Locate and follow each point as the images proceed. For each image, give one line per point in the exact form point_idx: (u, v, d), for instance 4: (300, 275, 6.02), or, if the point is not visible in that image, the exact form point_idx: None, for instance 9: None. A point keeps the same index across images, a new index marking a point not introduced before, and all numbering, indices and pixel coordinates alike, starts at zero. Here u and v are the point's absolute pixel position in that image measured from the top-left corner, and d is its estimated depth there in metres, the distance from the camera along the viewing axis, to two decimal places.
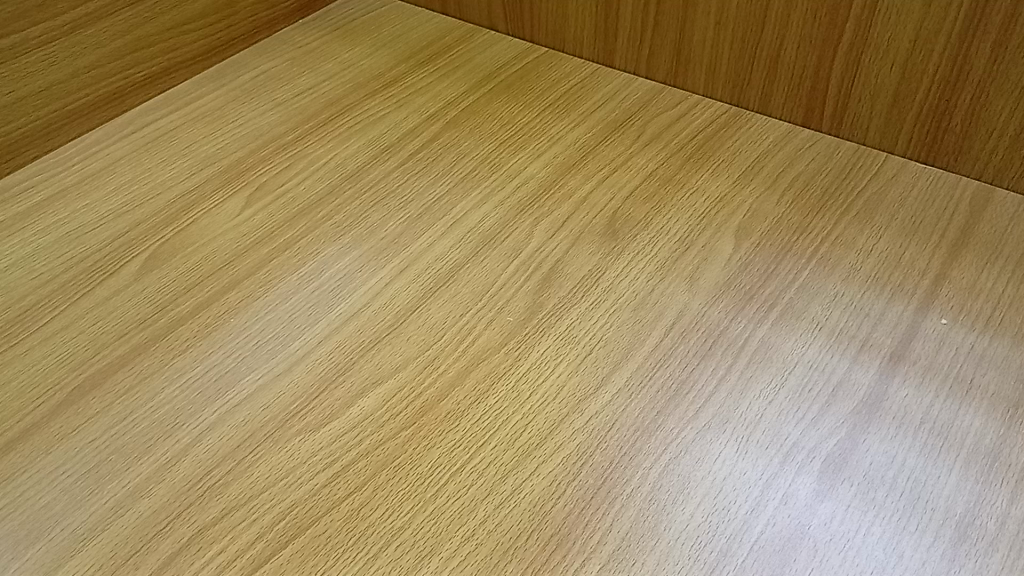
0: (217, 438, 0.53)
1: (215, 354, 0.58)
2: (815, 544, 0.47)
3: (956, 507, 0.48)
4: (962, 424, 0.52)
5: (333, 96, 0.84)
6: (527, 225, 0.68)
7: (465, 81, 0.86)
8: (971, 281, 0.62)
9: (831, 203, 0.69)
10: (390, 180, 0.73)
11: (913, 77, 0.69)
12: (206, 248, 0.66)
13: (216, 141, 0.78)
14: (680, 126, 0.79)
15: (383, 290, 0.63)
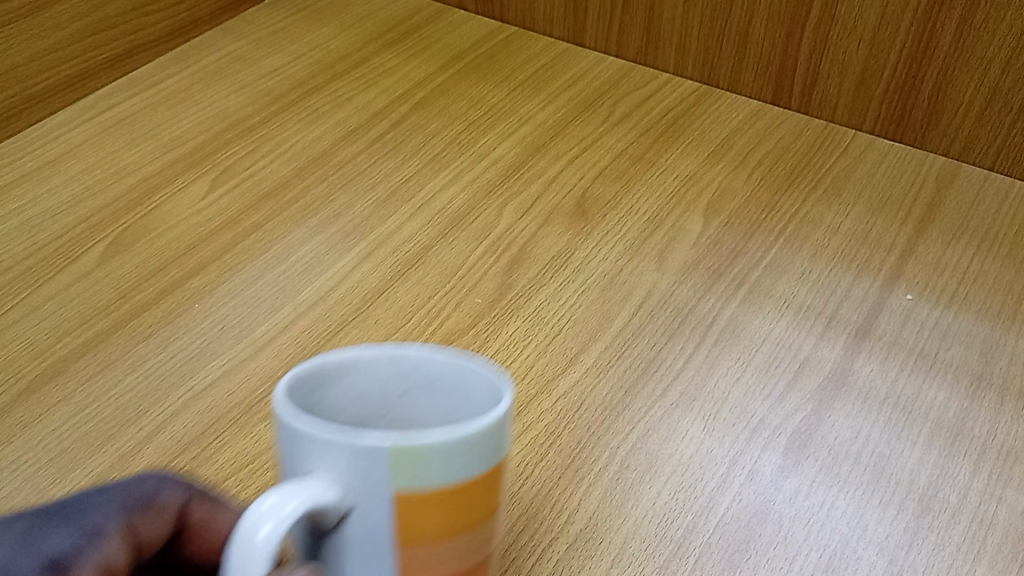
0: (182, 425, 0.52)
1: (180, 339, 0.57)
2: (780, 518, 0.47)
3: (919, 480, 0.49)
4: (927, 398, 0.53)
5: (300, 77, 0.83)
6: (496, 206, 0.68)
7: (434, 61, 0.85)
8: (937, 257, 0.62)
9: (799, 180, 0.70)
10: (358, 162, 0.73)
11: (880, 54, 0.69)
12: (170, 233, 0.66)
13: (180, 124, 0.77)
14: (651, 105, 0.79)
15: (350, 274, 0.62)
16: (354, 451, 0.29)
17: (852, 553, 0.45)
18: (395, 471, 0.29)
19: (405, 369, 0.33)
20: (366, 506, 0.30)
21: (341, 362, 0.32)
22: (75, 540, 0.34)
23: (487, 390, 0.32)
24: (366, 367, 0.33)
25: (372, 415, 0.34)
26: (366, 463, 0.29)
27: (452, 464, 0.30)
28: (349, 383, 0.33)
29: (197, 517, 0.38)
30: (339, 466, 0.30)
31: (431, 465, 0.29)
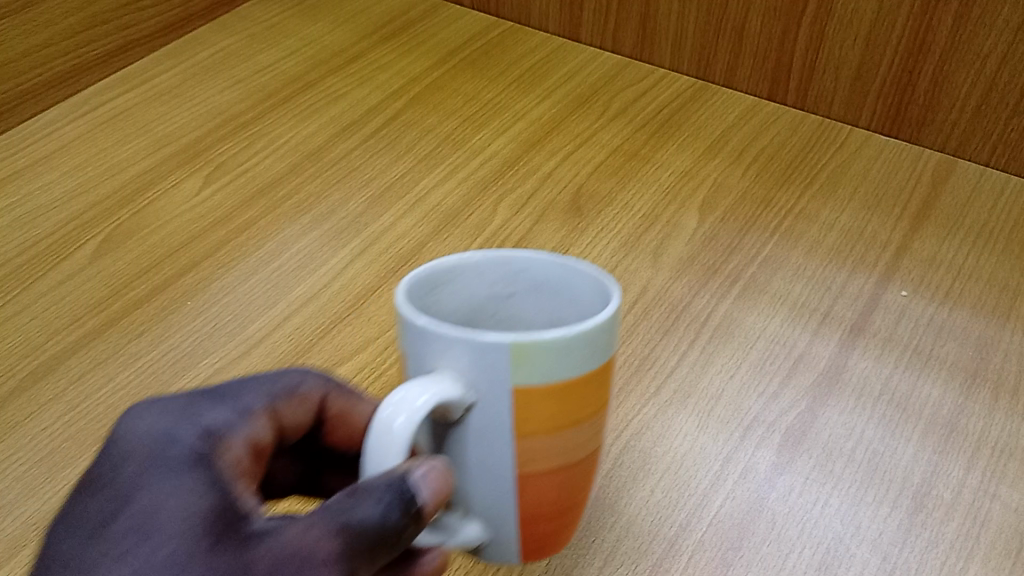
0: None
1: (172, 337, 0.57)
2: (774, 515, 0.47)
3: (913, 477, 0.48)
4: (921, 394, 0.53)
5: (295, 72, 0.82)
6: (490, 203, 0.68)
7: (429, 56, 0.85)
8: (932, 253, 0.62)
9: (794, 176, 0.69)
10: (352, 158, 0.72)
11: (876, 49, 0.69)
12: (162, 229, 0.65)
13: (173, 120, 0.76)
14: (647, 101, 0.78)
15: (344, 271, 0.62)
16: (477, 345, 0.32)
17: (845, 551, 0.45)
18: (516, 364, 0.32)
19: (510, 274, 0.37)
20: (489, 400, 0.34)
21: (454, 266, 0.36)
22: (233, 415, 0.37)
23: (592, 289, 0.36)
24: (474, 271, 0.37)
25: (481, 313, 0.38)
26: (487, 357, 0.32)
27: (564, 358, 0.32)
28: (460, 287, 0.37)
29: (333, 408, 0.42)
30: (462, 361, 0.33)
31: (545, 361, 0.32)
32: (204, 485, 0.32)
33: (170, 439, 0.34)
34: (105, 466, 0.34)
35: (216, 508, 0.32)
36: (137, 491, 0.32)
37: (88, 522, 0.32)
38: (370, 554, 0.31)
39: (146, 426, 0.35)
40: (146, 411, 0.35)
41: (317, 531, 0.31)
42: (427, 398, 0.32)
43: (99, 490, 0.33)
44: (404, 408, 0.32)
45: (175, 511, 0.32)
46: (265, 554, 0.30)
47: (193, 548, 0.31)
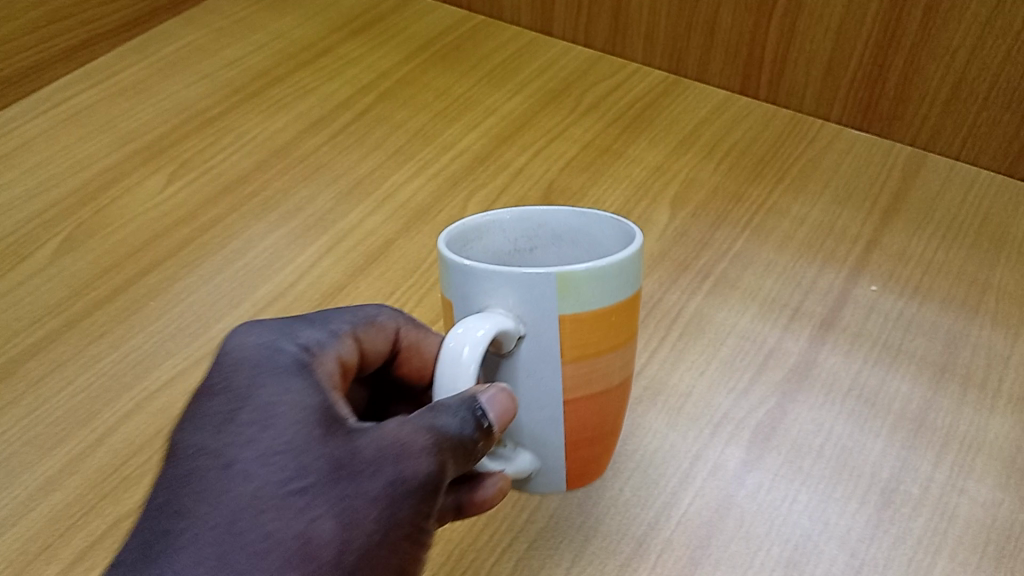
0: (135, 427, 0.51)
1: (134, 338, 0.56)
2: (742, 513, 0.46)
3: (882, 472, 0.48)
4: (890, 389, 0.53)
5: (263, 67, 0.81)
6: (460, 199, 0.67)
7: (399, 50, 0.84)
8: (902, 248, 0.62)
9: (766, 171, 0.69)
10: (321, 154, 0.71)
11: (847, 43, 0.68)
12: (126, 228, 0.64)
13: (138, 116, 0.75)
14: (619, 95, 0.78)
15: (310, 269, 0.61)
16: (523, 282, 0.38)
17: (813, 548, 0.45)
18: (559, 296, 0.39)
19: (533, 228, 0.43)
20: (536, 331, 0.40)
21: (483, 224, 0.43)
22: (325, 335, 0.40)
23: (609, 233, 0.42)
24: (501, 228, 0.43)
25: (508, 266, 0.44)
26: (533, 290, 0.38)
27: (598, 288, 0.39)
28: (488, 243, 0.43)
29: (405, 341, 0.44)
30: (509, 299, 0.39)
31: (584, 291, 0.39)
32: (310, 389, 0.36)
33: (275, 352, 0.37)
34: (218, 375, 0.37)
35: (325, 408, 0.36)
36: (251, 392, 0.36)
37: (210, 420, 0.35)
38: (458, 450, 0.36)
39: (250, 343, 0.38)
40: (250, 331, 0.39)
41: (411, 428, 0.35)
42: (486, 328, 0.38)
43: (213, 394, 0.36)
44: (467, 339, 0.37)
45: (288, 409, 0.35)
46: (371, 445, 0.34)
47: (308, 437, 0.34)
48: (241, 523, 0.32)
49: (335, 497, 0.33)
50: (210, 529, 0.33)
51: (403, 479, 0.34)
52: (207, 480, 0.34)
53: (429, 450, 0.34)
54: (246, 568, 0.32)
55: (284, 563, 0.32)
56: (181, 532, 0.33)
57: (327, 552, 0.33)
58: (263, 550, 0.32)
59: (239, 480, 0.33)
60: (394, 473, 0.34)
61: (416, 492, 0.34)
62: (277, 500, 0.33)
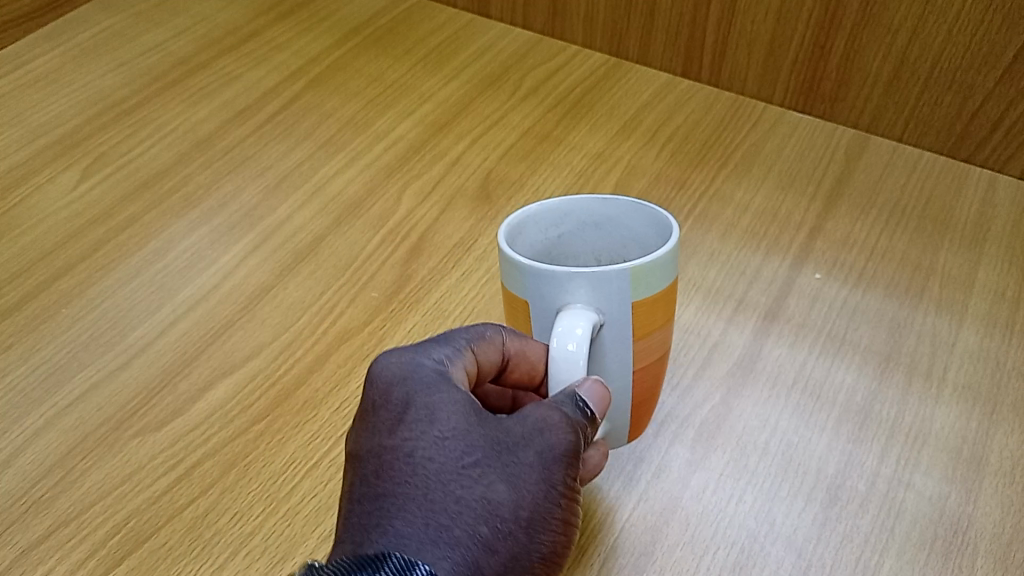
0: (45, 446, 0.48)
1: (43, 349, 0.53)
2: (687, 516, 0.45)
3: (828, 468, 0.47)
4: (835, 381, 0.52)
5: (185, 52, 0.77)
6: (394, 191, 0.64)
7: (330, 34, 0.80)
8: (845, 233, 0.61)
9: (709, 156, 0.68)
10: (246, 146, 0.68)
11: (788, 23, 0.67)
12: (35, 229, 0.60)
13: (49, 108, 0.70)
14: (559, 80, 0.76)
15: (235, 270, 0.58)
16: (597, 278, 0.37)
17: (760, 550, 0.43)
18: (633, 285, 0.38)
19: (560, 217, 0.42)
20: (614, 319, 0.39)
21: (516, 222, 0.41)
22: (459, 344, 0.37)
23: (639, 219, 0.41)
24: (532, 221, 0.42)
25: (540, 257, 0.43)
26: (609, 284, 0.38)
27: (664, 270, 0.38)
28: (523, 238, 0.42)
29: (512, 350, 0.38)
30: (584, 293, 0.38)
31: (654, 276, 0.38)
32: (457, 387, 0.34)
33: (417, 364, 0.35)
34: (374, 393, 0.34)
35: (475, 403, 0.34)
36: (407, 395, 0.34)
37: (380, 424, 0.33)
38: (588, 430, 0.35)
39: (396, 356, 0.36)
40: (388, 352, 0.36)
41: (545, 407, 0.35)
42: (581, 323, 0.37)
43: (373, 409, 0.34)
44: (567, 337, 0.37)
45: (448, 404, 0.33)
46: (519, 421, 0.34)
47: (467, 422, 0.33)
48: (429, 501, 0.31)
49: (501, 469, 0.32)
50: (410, 508, 0.31)
51: (554, 446, 0.34)
52: (390, 470, 0.32)
53: (570, 423, 0.34)
54: (446, 533, 0.31)
55: (477, 527, 0.31)
56: (381, 516, 0.31)
57: (507, 514, 0.32)
58: (458, 519, 0.31)
59: (420, 465, 0.32)
60: (546, 442, 0.33)
61: (566, 460, 0.34)
62: (455, 474, 0.32)
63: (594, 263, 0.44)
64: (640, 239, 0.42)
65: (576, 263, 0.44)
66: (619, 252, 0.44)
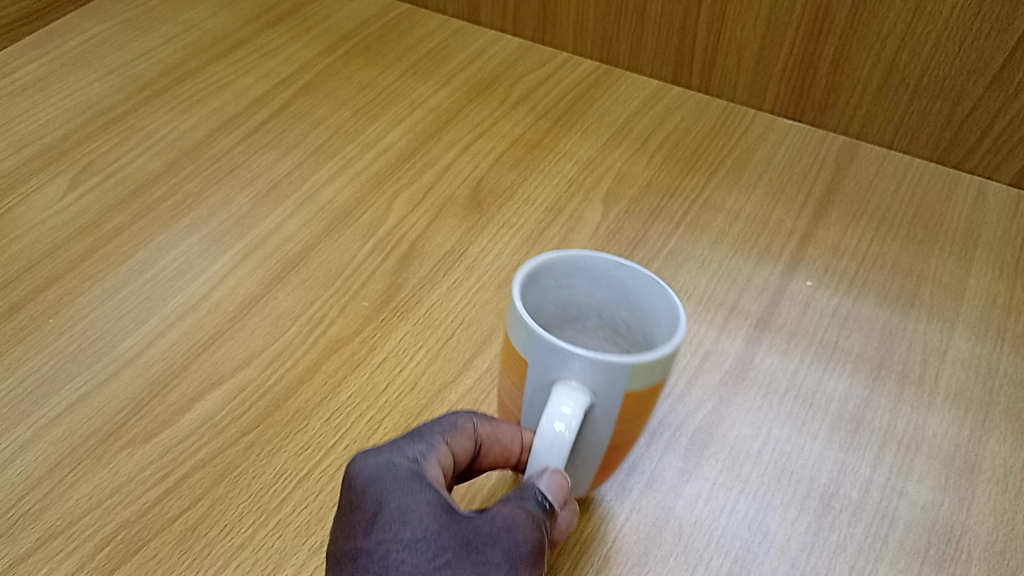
0: (32, 458, 0.47)
1: (30, 360, 0.52)
2: (680, 526, 0.45)
3: (820, 477, 0.47)
4: (827, 389, 0.51)
5: (174, 60, 0.77)
6: (385, 199, 0.64)
7: (319, 41, 0.80)
8: (836, 240, 0.61)
9: (700, 163, 0.68)
10: (235, 154, 0.68)
11: (777, 31, 0.67)
12: (22, 239, 0.60)
13: (36, 116, 0.70)
14: (549, 87, 0.76)
15: (225, 279, 0.58)
16: (597, 365, 0.35)
17: (753, 560, 0.43)
18: (632, 379, 0.36)
19: (573, 270, 0.41)
20: (606, 405, 0.37)
21: (534, 268, 0.40)
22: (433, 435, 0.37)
23: (653, 295, 0.40)
24: (546, 270, 0.40)
25: (547, 303, 0.42)
26: (608, 373, 0.36)
27: (663, 366, 0.36)
28: (536, 284, 0.40)
29: (484, 435, 0.38)
30: (580, 373, 0.36)
31: (653, 369, 0.36)
32: (430, 486, 0.34)
33: (393, 463, 0.34)
34: (351, 494, 0.34)
35: (448, 503, 0.34)
36: (380, 496, 0.33)
37: (356, 525, 0.33)
38: (547, 524, 0.35)
39: (372, 453, 0.35)
40: (364, 452, 0.35)
41: (511, 506, 0.35)
42: (571, 404, 0.36)
43: (349, 511, 0.34)
44: (556, 417, 0.36)
45: (420, 506, 0.33)
46: (488, 521, 0.34)
47: (438, 523, 0.32)
48: None
49: (472, 569, 0.32)
50: None
51: (520, 544, 0.33)
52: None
53: (534, 520, 0.34)
54: None
55: None
56: None
57: None
58: None
59: (393, 568, 0.31)
60: (512, 540, 0.33)
61: (532, 557, 0.34)
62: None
63: (596, 318, 0.43)
64: (649, 314, 0.41)
65: (576, 315, 0.44)
66: (623, 316, 0.43)
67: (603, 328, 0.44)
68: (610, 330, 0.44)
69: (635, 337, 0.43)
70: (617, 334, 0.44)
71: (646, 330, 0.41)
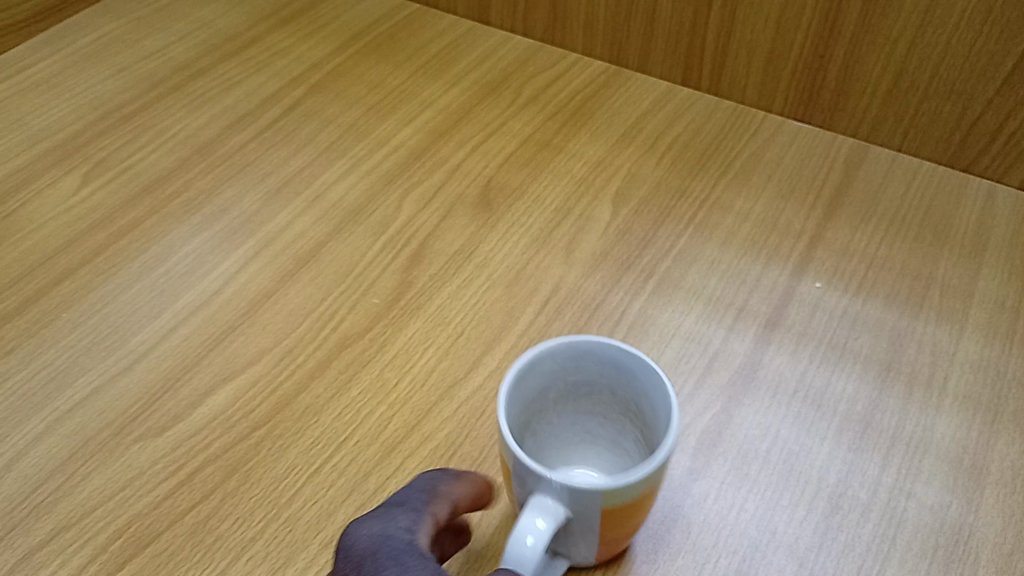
0: (45, 451, 0.47)
1: (44, 353, 0.52)
2: (688, 524, 0.45)
3: (829, 477, 0.47)
4: (835, 390, 0.52)
5: (186, 58, 0.77)
6: (395, 197, 0.65)
7: (330, 40, 0.80)
8: (845, 242, 0.61)
9: (709, 164, 0.68)
10: (247, 151, 0.68)
11: (788, 33, 0.67)
12: (35, 234, 0.60)
13: (50, 113, 0.70)
14: (559, 88, 0.76)
15: (236, 275, 0.58)
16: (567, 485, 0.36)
17: (761, 559, 0.43)
18: (606, 497, 0.37)
19: (577, 355, 0.42)
20: (583, 515, 0.38)
21: (532, 358, 0.41)
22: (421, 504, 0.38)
23: (654, 388, 0.40)
24: (548, 356, 0.42)
25: (554, 384, 0.44)
26: (578, 492, 0.36)
27: (639, 483, 0.37)
28: (538, 369, 0.42)
29: (462, 497, 0.39)
30: (553, 491, 0.37)
31: (627, 488, 0.37)
32: (425, 559, 0.34)
33: (387, 535, 0.35)
34: (348, 566, 0.35)
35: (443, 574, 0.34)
36: (377, 567, 0.34)
37: None
38: None
39: (366, 528, 0.36)
40: (358, 523, 0.36)
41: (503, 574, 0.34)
42: (544, 518, 0.37)
43: None
44: (527, 531, 0.36)
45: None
46: None
47: None
48: None
49: None
50: None
51: None
52: None
53: None
54: None
55: None
56: None
57: None
58: None
59: None
60: None
61: None
62: None
63: (610, 394, 0.44)
64: (652, 403, 0.41)
65: (588, 390, 0.45)
66: (632, 397, 0.43)
67: (615, 404, 0.45)
68: (622, 407, 0.44)
69: (643, 419, 0.43)
70: (629, 412, 0.44)
71: (652, 415, 0.42)
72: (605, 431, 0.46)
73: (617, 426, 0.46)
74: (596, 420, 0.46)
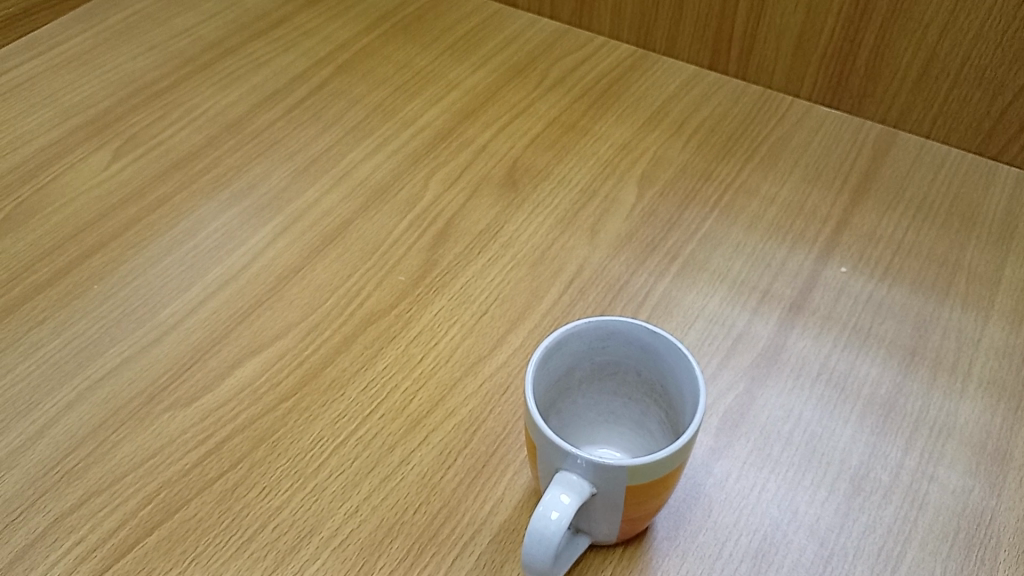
0: (78, 417, 0.49)
1: (76, 323, 0.53)
2: (710, 501, 0.45)
3: (851, 459, 0.47)
4: (859, 373, 0.52)
5: (215, 37, 0.78)
6: (422, 175, 0.65)
7: (358, 21, 0.81)
8: (871, 228, 0.61)
9: (736, 148, 0.68)
10: (275, 130, 0.69)
11: (818, 17, 0.66)
12: (67, 207, 0.61)
13: (81, 89, 0.71)
14: (585, 70, 0.76)
15: (264, 251, 0.59)
16: (592, 464, 0.37)
17: (782, 539, 0.44)
18: (630, 476, 0.37)
19: (606, 335, 0.43)
20: (607, 493, 0.38)
21: (562, 337, 0.42)
22: None
23: (683, 369, 0.41)
24: (577, 336, 0.42)
25: (581, 363, 0.44)
26: (604, 471, 0.37)
27: (665, 464, 0.37)
28: (567, 349, 0.42)
29: None
30: (579, 470, 0.37)
31: (653, 468, 0.37)
32: None
33: None
34: None
35: None
36: None
37: None
38: None
39: None
40: None
41: None
42: (569, 494, 0.37)
43: None
44: (552, 506, 0.37)
45: None
46: None
47: None
48: None
49: None
50: None
51: None
52: None
53: None
54: None
55: None
56: None
57: None
58: None
59: None
60: None
61: None
62: None
63: (636, 375, 0.45)
64: (680, 383, 0.41)
65: (615, 370, 0.45)
66: (658, 379, 0.43)
67: (642, 385, 0.45)
68: (648, 387, 0.45)
69: (668, 399, 0.43)
70: (654, 393, 0.44)
71: (678, 396, 0.42)
72: (629, 411, 0.47)
73: (642, 407, 0.46)
74: (621, 400, 0.46)
